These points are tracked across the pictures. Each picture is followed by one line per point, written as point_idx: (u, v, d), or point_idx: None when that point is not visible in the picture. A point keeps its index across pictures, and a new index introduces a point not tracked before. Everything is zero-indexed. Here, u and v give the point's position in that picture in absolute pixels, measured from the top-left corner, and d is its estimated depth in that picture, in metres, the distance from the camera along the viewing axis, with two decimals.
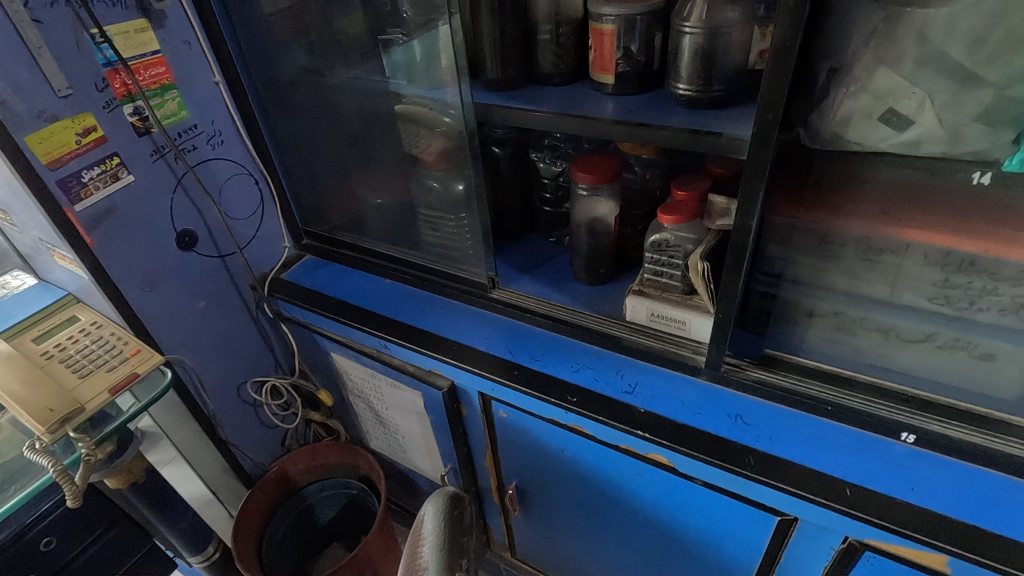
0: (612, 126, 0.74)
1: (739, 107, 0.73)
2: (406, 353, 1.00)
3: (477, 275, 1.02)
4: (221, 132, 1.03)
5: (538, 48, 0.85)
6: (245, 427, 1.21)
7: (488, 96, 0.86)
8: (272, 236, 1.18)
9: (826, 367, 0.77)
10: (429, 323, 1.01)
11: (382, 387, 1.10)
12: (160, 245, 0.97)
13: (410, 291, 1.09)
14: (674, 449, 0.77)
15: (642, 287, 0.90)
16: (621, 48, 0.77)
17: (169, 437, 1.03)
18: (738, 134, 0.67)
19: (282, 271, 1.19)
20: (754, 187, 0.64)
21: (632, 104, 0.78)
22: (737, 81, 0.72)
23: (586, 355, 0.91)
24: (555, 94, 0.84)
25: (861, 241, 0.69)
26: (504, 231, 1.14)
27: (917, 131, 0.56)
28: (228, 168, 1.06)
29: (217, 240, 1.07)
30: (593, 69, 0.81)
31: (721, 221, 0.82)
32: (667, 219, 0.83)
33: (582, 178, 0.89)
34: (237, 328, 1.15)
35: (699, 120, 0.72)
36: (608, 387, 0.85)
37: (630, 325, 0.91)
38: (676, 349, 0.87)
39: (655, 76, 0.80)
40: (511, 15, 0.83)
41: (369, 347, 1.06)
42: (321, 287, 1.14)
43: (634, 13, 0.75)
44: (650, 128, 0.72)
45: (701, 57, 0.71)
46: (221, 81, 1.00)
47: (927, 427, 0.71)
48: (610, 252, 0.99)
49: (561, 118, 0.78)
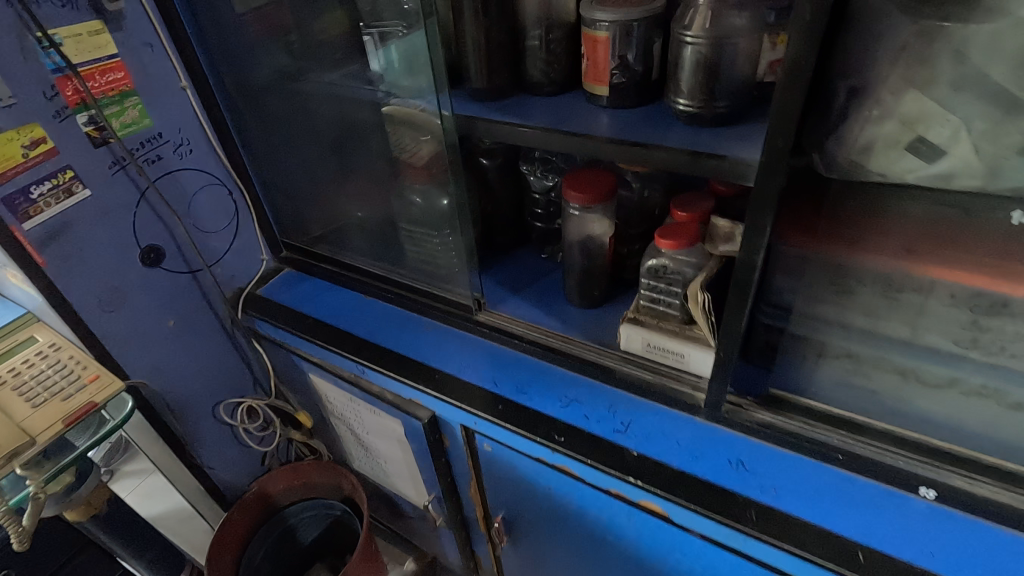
0: (605, 145, 0.67)
1: (745, 125, 0.66)
2: (385, 381, 0.93)
3: (462, 296, 0.95)
4: (190, 140, 0.96)
5: (526, 54, 0.77)
6: (219, 449, 1.15)
7: (472, 107, 0.79)
8: (247, 248, 1.12)
9: (836, 412, 0.71)
10: (411, 348, 0.94)
11: (362, 412, 1.04)
12: (122, 263, 0.91)
13: (391, 310, 1.03)
14: (668, 500, 0.71)
15: (638, 315, 0.83)
16: (617, 57, 0.69)
17: (146, 453, 0.99)
18: (744, 158, 0.59)
19: (258, 286, 1.12)
20: (761, 221, 0.57)
21: (627, 119, 0.71)
22: (745, 96, 0.65)
23: (576, 388, 0.85)
24: (545, 105, 0.77)
25: (880, 277, 0.62)
26: (493, 246, 1.07)
27: (950, 163, 0.48)
28: (198, 178, 0.99)
29: (187, 254, 1.01)
30: (585, 79, 0.74)
31: (724, 247, 0.75)
32: (665, 244, 0.76)
33: (574, 198, 0.82)
34: (210, 347, 1.08)
35: (701, 139, 0.64)
36: (599, 426, 0.79)
37: (625, 356, 0.84)
38: (674, 383, 0.80)
39: (653, 87, 0.72)
40: (496, 18, 0.76)
41: (347, 371, 0.99)
42: (299, 304, 1.08)
43: (630, 18, 0.67)
44: (646, 148, 0.64)
45: (704, 69, 0.63)
46: (188, 86, 0.93)
47: (948, 482, 0.65)
48: (604, 274, 0.92)
49: (549, 135, 0.71)
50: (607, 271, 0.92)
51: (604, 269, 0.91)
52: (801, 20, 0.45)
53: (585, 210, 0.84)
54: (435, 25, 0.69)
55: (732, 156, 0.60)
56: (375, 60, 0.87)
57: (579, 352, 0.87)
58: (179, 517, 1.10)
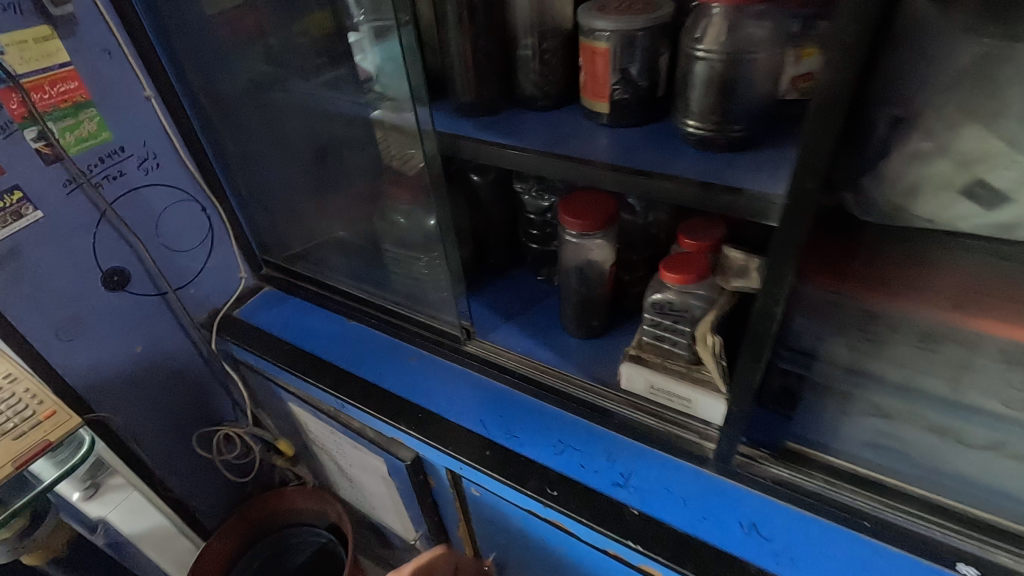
0: (603, 173, 0.59)
1: (763, 151, 0.58)
2: (365, 418, 0.86)
3: (450, 325, 0.88)
4: (156, 154, 0.89)
5: (517, 65, 0.69)
6: (195, 479, 1.09)
7: (458, 123, 0.71)
8: (224, 266, 1.05)
9: (861, 471, 0.63)
10: (394, 382, 0.87)
11: (344, 446, 0.97)
12: (81, 289, 0.84)
13: (375, 337, 0.95)
14: (671, 569, 0.63)
15: (640, 352, 0.75)
16: (619, 71, 0.61)
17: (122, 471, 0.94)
18: (763, 193, 0.51)
19: (236, 307, 1.05)
20: (785, 269, 0.48)
21: (630, 141, 0.63)
22: (764, 117, 0.57)
23: (572, 432, 0.77)
24: (538, 122, 0.69)
25: (918, 329, 0.54)
26: (486, 268, 1.00)
27: (1013, 211, 0.41)
28: (166, 194, 0.92)
29: (156, 276, 0.94)
30: (584, 94, 0.66)
31: (737, 283, 0.67)
32: (671, 277, 0.68)
33: (570, 225, 0.74)
34: (184, 372, 1.02)
35: (712, 168, 0.56)
36: (595, 478, 0.71)
37: (626, 397, 0.77)
38: (679, 430, 0.73)
39: (659, 104, 0.64)
40: (484, 25, 0.68)
41: (326, 403, 0.92)
42: (278, 328, 1.01)
43: (634, 27, 0.59)
44: (651, 178, 0.56)
45: (718, 87, 0.55)
46: (153, 95, 0.86)
47: (994, 560, 0.57)
48: (603, 303, 0.85)
49: (542, 159, 0.63)
50: (607, 300, 0.85)
51: (604, 298, 0.84)
52: (838, 42, 0.37)
53: (584, 237, 0.76)
54: (413, 27, 0.60)
55: (748, 190, 0.52)
56: (371, 60, 0.75)
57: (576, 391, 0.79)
58: (162, 535, 1.03)
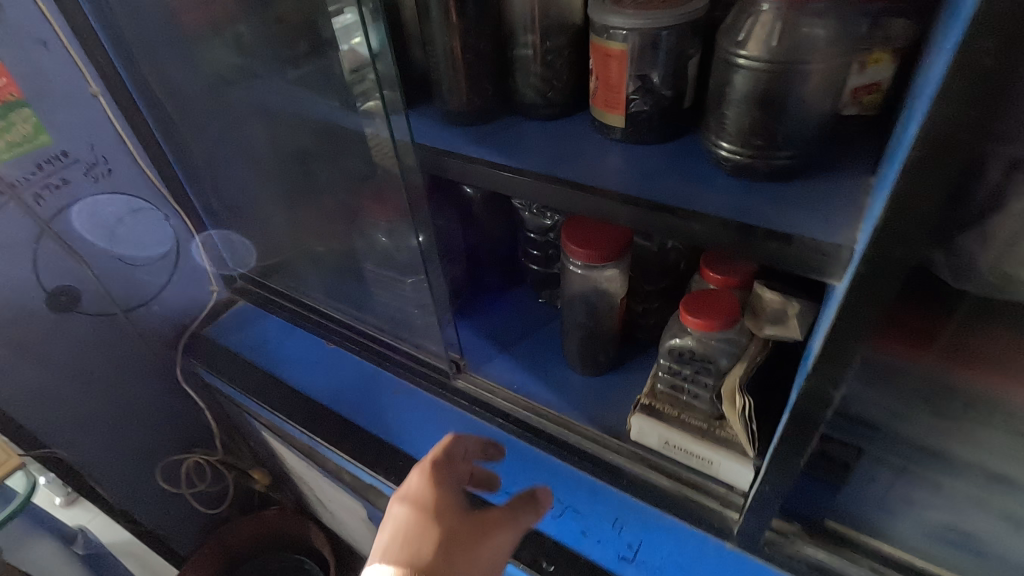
0: (617, 206, 0.48)
1: (815, 183, 0.46)
2: (344, 462, 0.77)
3: (437, 358, 0.78)
4: (106, 159, 0.78)
5: (515, 67, 0.58)
6: (165, 512, 1.00)
7: (444, 134, 0.60)
8: (192, 280, 0.95)
9: (912, 563, 0.54)
10: (375, 422, 0.78)
11: (323, 484, 0.88)
12: (20, 314, 0.74)
13: (356, 365, 0.86)
14: None
15: (653, 402, 0.65)
16: (638, 77, 0.50)
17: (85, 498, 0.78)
18: (819, 244, 0.41)
19: (206, 324, 0.96)
20: (850, 351, 0.37)
21: (648, 164, 0.52)
22: (818, 140, 0.45)
23: (574, 490, 0.68)
24: (539, 136, 0.58)
25: (1004, 411, 0.43)
26: (480, 288, 0.89)
27: None
28: (122, 203, 0.82)
29: (112, 294, 0.84)
30: (593, 103, 0.55)
31: (773, 331, 0.56)
32: (692, 322, 0.58)
33: (577, 256, 0.63)
34: (147, 398, 0.92)
35: (752, 206, 0.45)
36: (598, 551, 0.64)
37: (636, 452, 0.67)
38: (698, 496, 0.63)
39: (685, 117, 0.53)
40: (475, 18, 0.56)
41: (300, 440, 0.83)
42: (251, 351, 0.91)
43: (657, 25, 0.48)
44: (675, 217, 0.46)
45: (762, 104, 0.44)
46: (101, 92, 0.75)
47: None
48: (611, 339, 0.74)
49: (543, 186, 0.52)
50: (616, 335, 0.74)
51: (614, 334, 0.74)
52: (968, 74, 0.25)
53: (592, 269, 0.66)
54: (379, 12, 0.47)
55: (800, 238, 0.41)
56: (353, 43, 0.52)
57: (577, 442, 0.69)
58: None
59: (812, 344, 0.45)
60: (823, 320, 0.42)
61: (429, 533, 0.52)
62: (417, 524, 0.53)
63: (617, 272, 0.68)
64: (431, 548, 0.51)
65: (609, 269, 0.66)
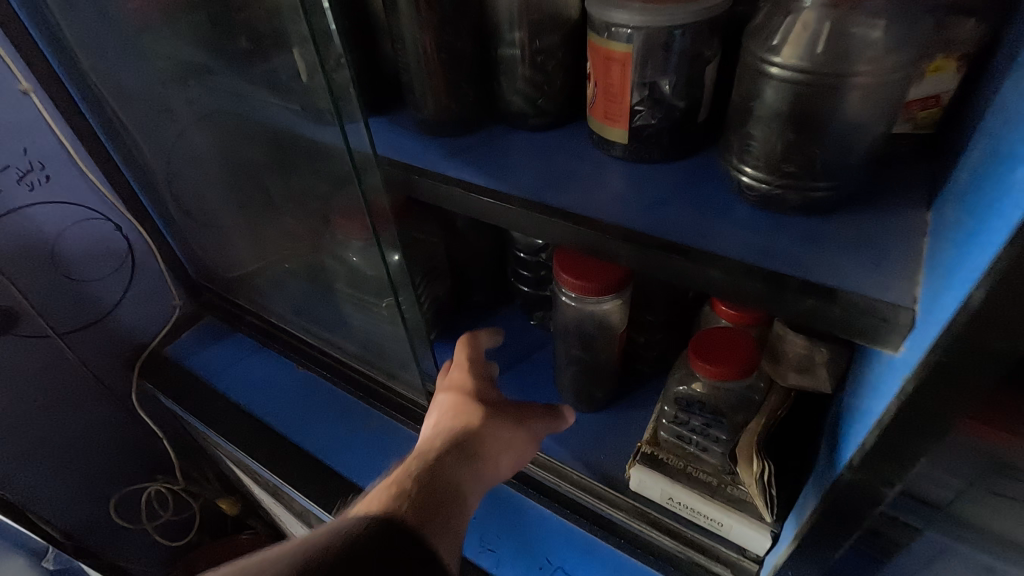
0: (618, 244, 0.40)
1: (859, 220, 0.38)
2: (313, 508, 0.69)
3: (416, 390, 0.70)
4: (42, 163, 0.70)
5: (499, 69, 0.50)
6: (123, 552, 0.91)
7: (419, 149, 0.52)
8: (151, 295, 0.86)
9: None
10: (348, 463, 0.71)
11: (293, 522, 0.80)
12: None
13: (328, 393, 0.78)
14: None
15: (656, 451, 0.56)
16: (645, 85, 0.41)
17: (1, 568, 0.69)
18: (869, 305, 0.33)
19: (167, 342, 0.87)
20: (915, 450, 0.30)
21: (656, 191, 0.43)
22: (865, 169, 0.37)
23: (565, 550, 0.61)
24: (528, 151, 0.50)
25: None
26: (467, 307, 0.81)
27: None
28: (63, 213, 0.73)
29: (56, 314, 0.75)
30: (591, 114, 0.46)
31: (799, 380, 0.49)
32: (704, 370, 0.51)
33: (573, 287, 0.55)
34: (101, 424, 0.84)
35: (782, 248, 0.37)
36: None
37: (635, 507, 0.59)
38: (705, 561, 0.55)
39: (699, 132, 0.45)
40: (454, 10, 0.47)
41: (265, 477, 0.75)
42: (214, 374, 0.83)
43: (669, 24, 0.39)
44: (690, 261, 0.37)
45: (798, 125, 0.35)
46: (33, 89, 0.66)
47: None
48: (609, 374, 0.66)
49: (531, 215, 0.43)
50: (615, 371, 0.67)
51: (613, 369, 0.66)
52: None
53: (589, 302, 0.58)
54: None
55: (844, 296, 0.33)
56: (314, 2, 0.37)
57: (569, 492, 0.63)
58: None
59: (863, 421, 0.35)
60: (883, 396, 0.32)
61: (472, 410, 0.53)
62: (462, 404, 0.54)
63: (618, 304, 0.59)
64: (479, 417, 0.52)
65: (609, 302, 0.58)
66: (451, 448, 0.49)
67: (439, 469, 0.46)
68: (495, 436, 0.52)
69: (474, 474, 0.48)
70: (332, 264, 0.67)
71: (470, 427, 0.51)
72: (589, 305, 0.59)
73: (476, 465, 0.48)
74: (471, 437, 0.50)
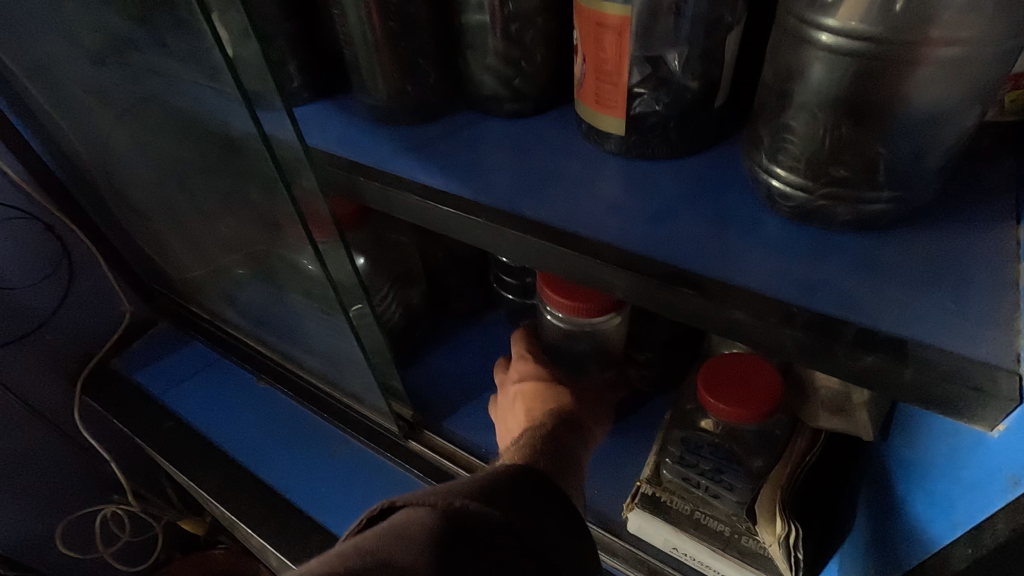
0: (612, 272, 0.31)
1: (931, 237, 0.29)
2: (271, 549, 0.62)
3: (385, 414, 0.61)
4: None
5: (465, 41, 0.40)
6: None
7: (370, 143, 0.43)
8: (94, 301, 0.77)
9: None
10: (310, 495, 0.63)
11: None
12: None
13: (291, 414, 0.70)
14: None
15: (659, 493, 0.48)
16: (646, 61, 0.32)
17: None
18: (952, 367, 0.24)
19: (117, 353, 0.79)
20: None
21: (660, 197, 0.34)
22: (939, 172, 0.28)
23: None
24: (504, 144, 0.40)
25: None
26: (447, 314, 0.73)
27: None
28: None
29: None
30: (580, 98, 0.37)
31: (833, 424, 0.40)
32: (718, 408, 0.42)
33: (563, 309, 0.47)
34: (45, 444, 0.76)
35: (828, 278, 0.28)
36: None
37: (635, 554, 0.52)
38: None
39: (715, 122, 0.36)
40: None
41: (219, 508, 0.67)
42: (167, 389, 0.75)
43: None
44: (705, 298, 0.28)
45: (855, 115, 0.26)
46: None
47: None
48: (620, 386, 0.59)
49: (501, 230, 0.34)
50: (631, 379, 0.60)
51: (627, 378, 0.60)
52: None
53: (581, 322, 0.49)
54: None
55: (916, 351, 0.25)
56: None
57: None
58: None
59: (946, 520, 0.28)
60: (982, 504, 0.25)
61: (555, 389, 0.52)
62: (540, 382, 0.52)
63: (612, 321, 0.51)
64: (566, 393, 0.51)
65: (601, 322, 0.49)
66: (555, 423, 0.47)
67: (556, 440, 0.45)
68: (581, 412, 0.52)
69: (583, 445, 0.48)
70: (284, 272, 0.58)
71: (561, 403, 0.50)
72: (579, 325, 0.50)
73: (583, 438, 0.49)
74: (565, 412, 0.50)
